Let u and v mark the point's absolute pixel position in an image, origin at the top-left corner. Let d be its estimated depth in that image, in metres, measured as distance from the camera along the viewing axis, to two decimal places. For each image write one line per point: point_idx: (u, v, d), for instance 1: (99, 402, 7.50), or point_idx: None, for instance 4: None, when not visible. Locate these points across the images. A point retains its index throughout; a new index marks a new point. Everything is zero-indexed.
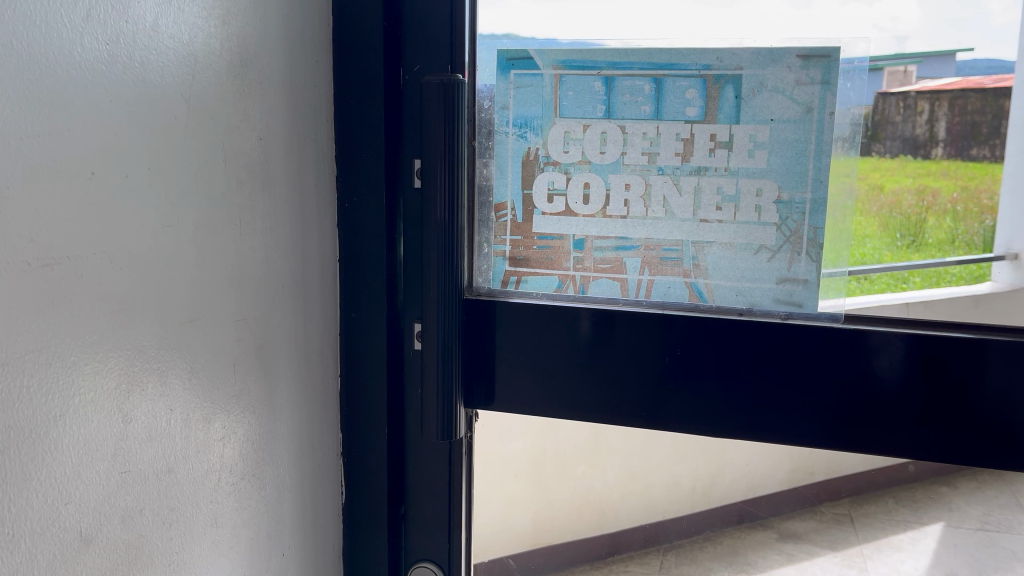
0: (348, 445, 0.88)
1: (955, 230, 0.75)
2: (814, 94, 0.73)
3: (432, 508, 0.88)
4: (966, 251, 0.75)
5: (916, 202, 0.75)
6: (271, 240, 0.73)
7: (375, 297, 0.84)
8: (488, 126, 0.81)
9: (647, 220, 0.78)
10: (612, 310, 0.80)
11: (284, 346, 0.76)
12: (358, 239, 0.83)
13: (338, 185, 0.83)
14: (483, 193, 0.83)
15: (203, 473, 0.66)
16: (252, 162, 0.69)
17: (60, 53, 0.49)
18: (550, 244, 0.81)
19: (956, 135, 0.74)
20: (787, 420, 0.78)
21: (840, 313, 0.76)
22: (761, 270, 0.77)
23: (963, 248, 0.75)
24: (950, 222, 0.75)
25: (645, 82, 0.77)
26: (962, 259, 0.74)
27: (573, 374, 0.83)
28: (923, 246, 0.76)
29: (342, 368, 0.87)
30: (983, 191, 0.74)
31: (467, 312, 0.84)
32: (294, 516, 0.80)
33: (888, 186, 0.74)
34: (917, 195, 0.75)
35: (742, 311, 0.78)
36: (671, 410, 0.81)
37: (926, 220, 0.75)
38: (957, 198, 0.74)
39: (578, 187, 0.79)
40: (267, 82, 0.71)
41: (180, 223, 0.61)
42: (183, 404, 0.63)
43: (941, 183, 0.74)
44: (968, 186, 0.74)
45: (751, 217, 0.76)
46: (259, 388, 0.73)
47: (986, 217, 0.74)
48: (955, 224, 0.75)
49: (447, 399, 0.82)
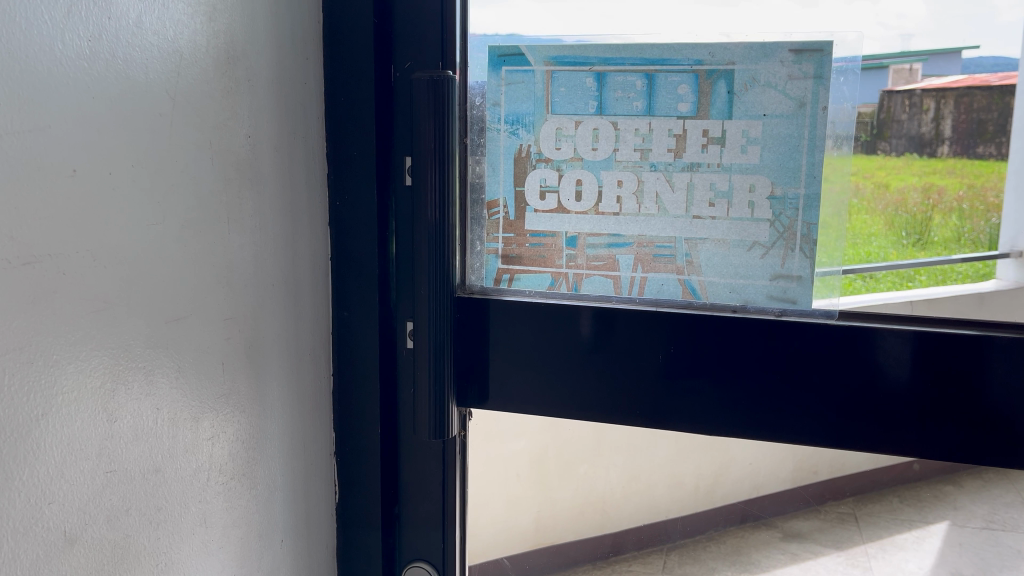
0: (341, 444, 0.88)
1: (960, 229, 0.75)
2: (807, 89, 0.72)
3: (426, 508, 0.88)
4: (971, 249, 0.75)
5: (922, 201, 0.75)
6: (261, 239, 0.73)
7: (366, 295, 0.84)
8: (480, 123, 0.81)
9: (640, 217, 0.78)
10: (606, 308, 0.80)
11: (275, 346, 0.76)
12: (349, 237, 0.83)
13: (330, 183, 0.83)
14: (475, 190, 0.82)
15: (192, 473, 0.66)
16: (240, 160, 0.69)
17: (40, 49, 0.49)
18: (543, 241, 0.81)
19: (961, 133, 0.74)
20: (782, 417, 0.77)
21: (835, 310, 0.75)
22: (754, 266, 0.76)
23: (968, 246, 0.75)
24: (955, 220, 0.75)
25: (637, 77, 0.76)
26: (968, 257, 0.75)
27: (568, 372, 0.82)
28: (930, 245, 0.76)
29: (335, 367, 0.86)
30: (989, 189, 0.74)
31: (460, 311, 0.84)
32: (287, 515, 0.80)
33: (894, 184, 0.74)
34: (923, 193, 0.75)
35: (736, 307, 0.77)
36: (665, 407, 0.80)
37: (932, 218, 0.75)
38: (963, 196, 0.75)
39: (571, 183, 0.79)
40: (256, 80, 0.70)
41: (167, 221, 0.60)
42: (170, 403, 0.63)
43: (947, 182, 0.74)
44: (974, 184, 0.74)
45: (745, 213, 0.76)
46: (249, 388, 0.72)
47: (992, 215, 0.74)
48: (961, 222, 0.75)
49: (439, 397, 0.82)
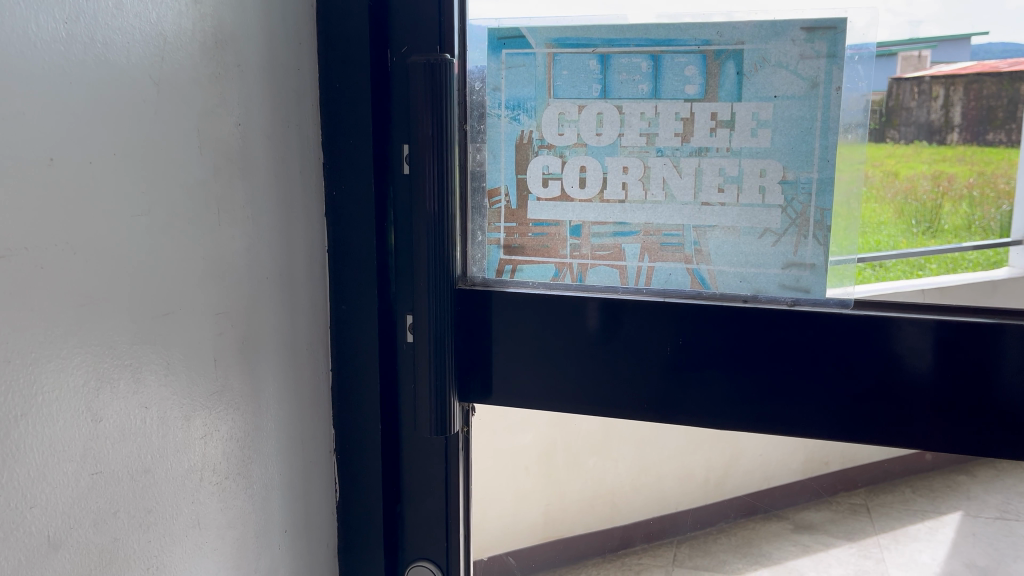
0: (341, 441, 0.86)
1: (970, 217, 0.73)
2: (820, 68, 0.69)
3: (428, 506, 0.85)
4: (982, 237, 0.72)
5: (932, 188, 0.73)
6: (254, 231, 0.70)
7: (364, 289, 0.81)
8: (480, 109, 0.78)
9: (646, 204, 0.75)
10: (611, 299, 0.77)
11: (271, 341, 0.74)
12: (347, 228, 0.81)
13: (325, 173, 0.81)
14: (476, 179, 0.80)
15: (183, 472, 0.63)
16: (230, 148, 0.66)
17: (12, 29, 0.46)
18: (546, 230, 0.78)
19: (971, 120, 0.73)
20: (796, 410, 0.74)
21: (849, 299, 0.72)
22: (765, 254, 0.73)
23: (979, 234, 0.73)
24: (966, 208, 0.73)
25: (642, 59, 0.73)
26: (979, 245, 0.72)
27: (573, 365, 0.80)
28: (940, 233, 0.74)
29: (334, 361, 0.84)
30: (1000, 176, 0.72)
31: (462, 303, 0.81)
32: (285, 514, 0.78)
33: (904, 172, 0.72)
34: (933, 180, 0.73)
35: (746, 297, 0.75)
36: (674, 401, 0.77)
37: (941, 206, 0.74)
38: (974, 182, 0.73)
39: (574, 170, 0.76)
40: (245, 65, 0.68)
41: (153, 212, 0.58)
42: (159, 401, 0.60)
43: (957, 169, 0.73)
44: (984, 171, 0.72)
45: (755, 199, 0.73)
46: (244, 385, 0.70)
47: (1003, 202, 0.72)
48: (971, 210, 0.73)
49: (440, 393, 0.79)
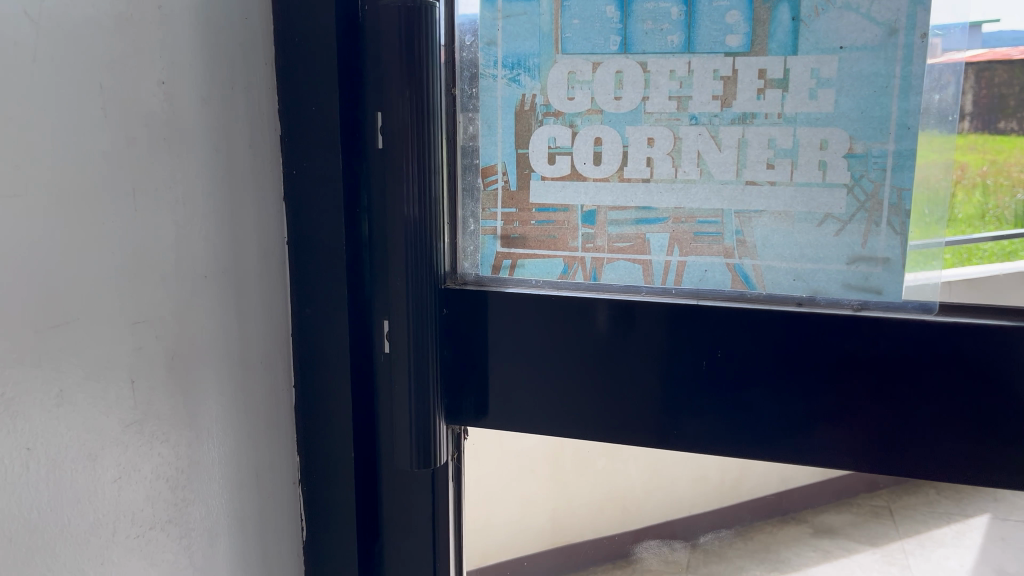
0: (306, 469, 0.72)
1: (984, 206, 0.58)
2: (900, 10, 0.55)
3: (411, 546, 0.72)
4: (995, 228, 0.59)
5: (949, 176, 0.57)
6: (185, 218, 0.56)
7: (332, 288, 0.67)
8: (471, 68, 0.64)
9: (677, 185, 0.61)
10: (630, 301, 0.62)
11: (212, 354, 0.60)
12: (310, 215, 0.66)
13: (284, 147, 0.67)
14: (467, 154, 0.66)
15: (88, 527, 0.49)
16: (149, 112, 0.52)
17: None
18: (552, 218, 0.64)
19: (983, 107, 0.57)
20: (864, 442, 0.59)
21: (932, 303, 0.58)
22: (825, 246, 0.59)
23: (992, 225, 0.59)
24: (978, 197, 0.58)
25: (672, 2, 0.59)
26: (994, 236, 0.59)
27: (582, 382, 0.65)
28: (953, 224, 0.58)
29: (296, 375, 0.70)
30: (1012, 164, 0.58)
31: (449, 305, 0.67)
32: (235, 562, 0.64)
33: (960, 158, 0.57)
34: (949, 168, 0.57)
35: (801, 300, 0.60)
36: (708, 427, 0.63)
37: (954, 196, 0.57)
38: (986, 172, 0.58)
39: (587, 143, 0.62)
40: (168, 8, 0.53)
41: (34, 190, 0.43)
42: (48, 441, 0.45)
43: (969, 157, 0.57)
44: (997, 159, 0.58)
45: (814, 177, 0.58)
46: (173, 409, 0.56)
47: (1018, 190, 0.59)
48: (984, 199, 0.58)
49: (422, 413, 0.66)
